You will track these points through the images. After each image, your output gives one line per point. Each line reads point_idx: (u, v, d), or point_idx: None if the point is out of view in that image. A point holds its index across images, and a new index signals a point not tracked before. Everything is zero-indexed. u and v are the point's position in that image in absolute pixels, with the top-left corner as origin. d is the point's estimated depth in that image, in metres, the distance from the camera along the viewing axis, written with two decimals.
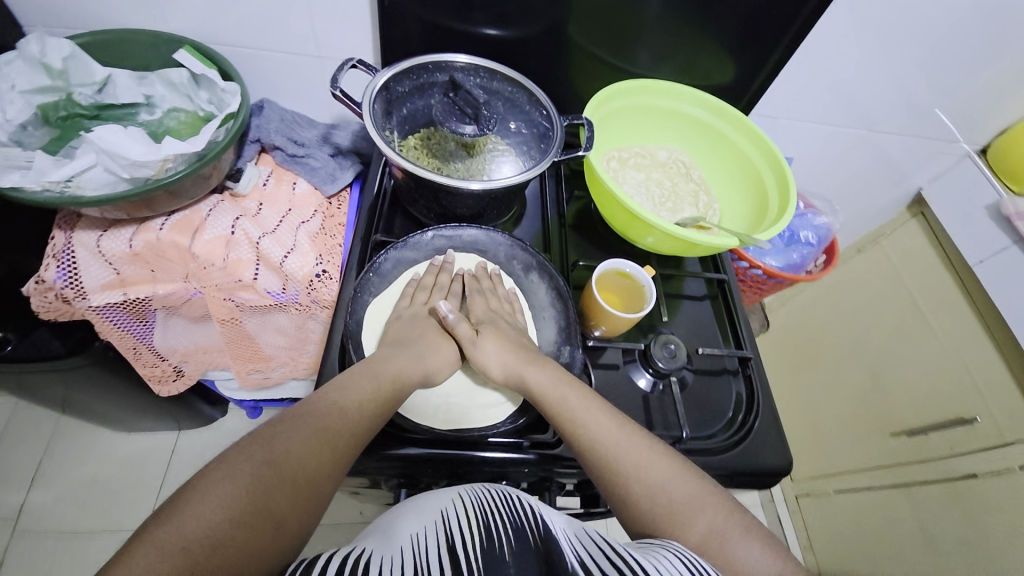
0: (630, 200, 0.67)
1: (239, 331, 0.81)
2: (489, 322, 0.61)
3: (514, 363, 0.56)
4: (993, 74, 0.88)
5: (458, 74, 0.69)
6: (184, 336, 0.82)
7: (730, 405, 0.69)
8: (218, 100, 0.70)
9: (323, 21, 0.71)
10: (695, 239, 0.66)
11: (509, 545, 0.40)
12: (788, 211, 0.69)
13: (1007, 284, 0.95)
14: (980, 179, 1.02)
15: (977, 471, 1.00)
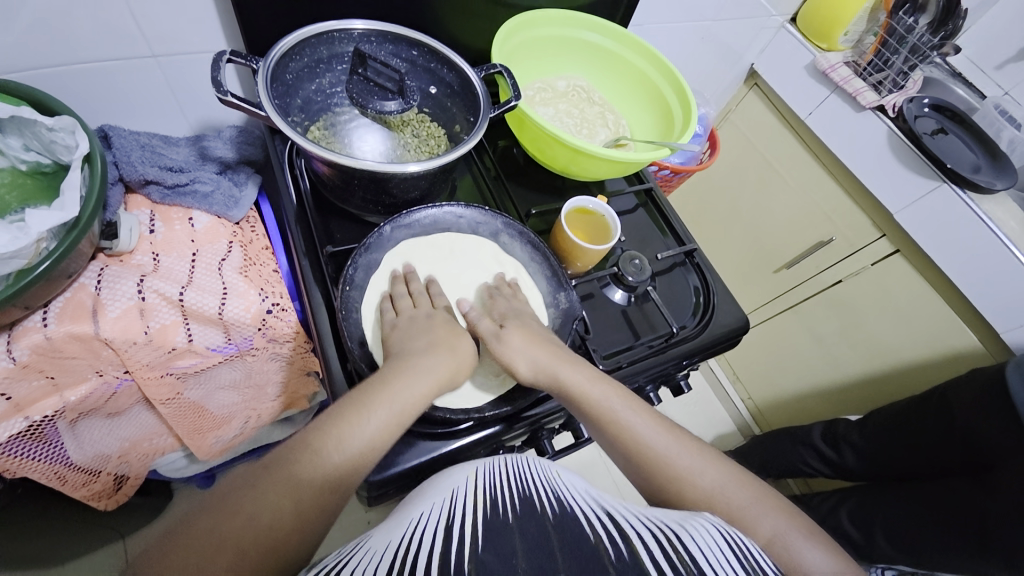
0: (571, 136, 0.69)
1: (184, 406, 0.65)
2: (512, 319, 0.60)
3: (547, 362, 0.56)
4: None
5: (352, 44, 0.62)
6: (111, 438, 0.64)
7: (691, 293, 0.78)
8: (44, 144, 0.54)
9: (143, 10, 0.56)
10: (634, 159, 0.70)
11: (514, 511, 0.36)
12: (693, 111, 0.77)
13: (834, 127, 1.19)
14: (796, 44, 1.21)
15: (842, 276, 1.27)
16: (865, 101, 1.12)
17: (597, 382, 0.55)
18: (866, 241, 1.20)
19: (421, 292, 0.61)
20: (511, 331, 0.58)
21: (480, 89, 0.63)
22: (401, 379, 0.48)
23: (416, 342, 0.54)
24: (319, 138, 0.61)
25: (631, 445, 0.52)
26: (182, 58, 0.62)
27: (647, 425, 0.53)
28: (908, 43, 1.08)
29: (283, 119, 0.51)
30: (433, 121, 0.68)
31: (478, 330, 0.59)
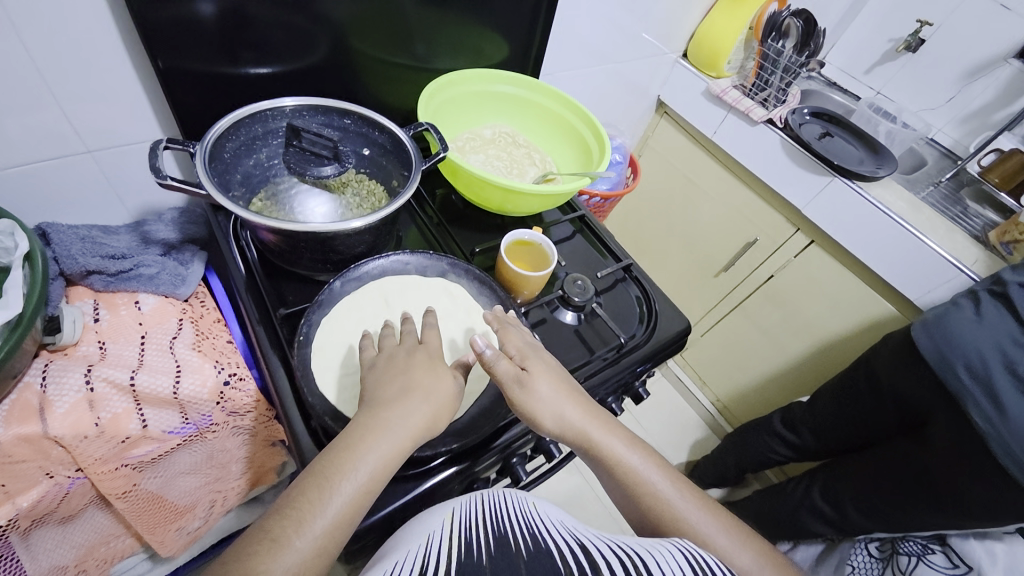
0: (499, 178, 0.75)
1: (146, 497, 0.64)
2: (533, 359, 0.59)
3: (576, 420, 0.56)
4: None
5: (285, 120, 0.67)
6: (68, 542, 0.61)
7: (635, 304, 0.84)
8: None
9: (76, 111, 0.59)
10: (559, 191, 0.77)
11: (487, 553, 0.38)
12: (606, 143, 0.86)
13: (735, 141, 1.33)
14: (690, 75, 1.36)
15: (773, 272, 1.38)
16: (757, 116, 1.26)
17: (576, 406, 0.58)
18: (785, 237, 1.33)
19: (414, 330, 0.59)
20: (533, 371, 0.57)
21: (413, 146, 0.68)
22: (372, 457, 0.46)
23: (403, 383, 0.52)
24: (259, 206, 0.65)
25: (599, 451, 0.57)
26: (115, 150, 0.65)
27: (624, 448, 0.57)
28: (781, 65, 1.24)
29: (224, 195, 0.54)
30: (369, 179, 0.73)
31: (497, 372, 0.56)
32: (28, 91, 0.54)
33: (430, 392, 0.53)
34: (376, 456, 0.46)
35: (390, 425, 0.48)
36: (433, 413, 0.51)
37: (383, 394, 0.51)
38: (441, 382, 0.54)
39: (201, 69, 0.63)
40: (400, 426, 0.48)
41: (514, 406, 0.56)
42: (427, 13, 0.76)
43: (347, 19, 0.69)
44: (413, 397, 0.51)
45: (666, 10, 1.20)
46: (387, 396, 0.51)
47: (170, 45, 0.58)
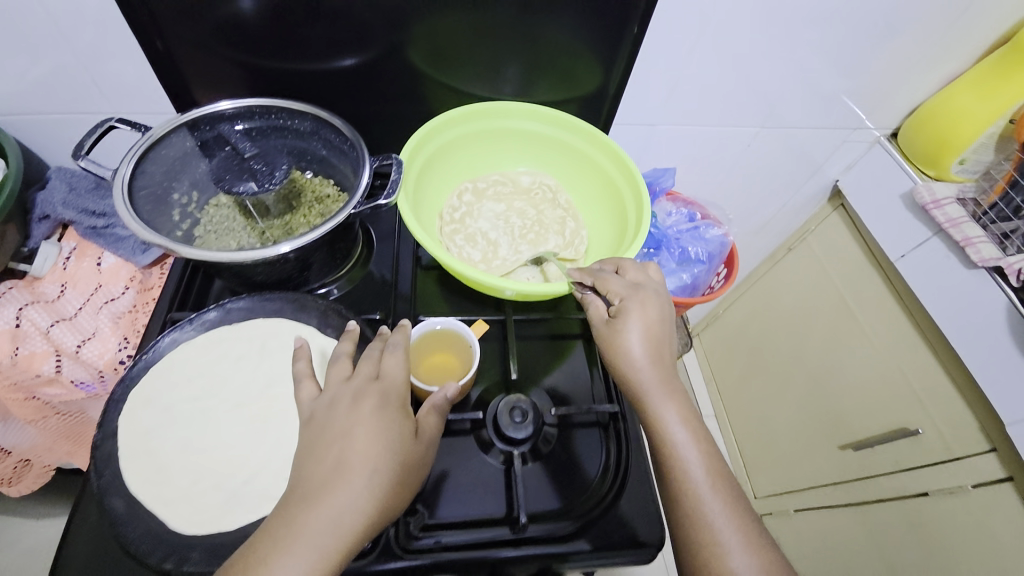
0: (454, 260, 0.60)
1: (75, 425, 0.72)
2: (624, 302, 0.57)
3: (646, 374, 0.53)
4: (900, 47, 0.78)
5: (216, 127, 0.61)
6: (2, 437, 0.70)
7: (595, 470, 0.60)
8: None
9: (116, 76, 0.66)
10: (540, 291, 0.60)
11: None
12: (641, 232, 0.65)
13: (930, 278, 0.88)
14: (891, 165, 0.94)
15: (929, 488, 0.91)
16: (978, 256, 0.80)
17: (652, 368, 0.54)
18: (968, 451, 0.85)
19: (378, 347, 0.53)
20: (625, 317, 0.56)
21: (370, 172, 0.60)
22: (350, 506, 0.42)
23: (368, 428, 0.46)
24: (220, 202, 0.64)
25: (648, 423, 0.52)
26: (155, 114, 0.71)
27: (678, 428, 0.51)
28: None
29: (155, 233, 0.49)
30: (336, 197, 0.66)
31: (590, 311, 0.59)
32: (80, 51, 0.62)
33: (390, 438, 0.46)
34: (353, 502, 0.42)
35: (363, 464, 0.44)
36: (403, 463, 0.45)
37: (366, 404, 0.47)
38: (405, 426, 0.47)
39: (243, 58, 0.66)
40: (377, 458, 0.44)
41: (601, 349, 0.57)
42: (472, 35, 0.68)
43: (393, 31, 0.66)
44: (389, 426, 0.46)
45: (880, 69, 0.82)
46: (342, 446, 0.45)
47: (212, 31, 0.62)
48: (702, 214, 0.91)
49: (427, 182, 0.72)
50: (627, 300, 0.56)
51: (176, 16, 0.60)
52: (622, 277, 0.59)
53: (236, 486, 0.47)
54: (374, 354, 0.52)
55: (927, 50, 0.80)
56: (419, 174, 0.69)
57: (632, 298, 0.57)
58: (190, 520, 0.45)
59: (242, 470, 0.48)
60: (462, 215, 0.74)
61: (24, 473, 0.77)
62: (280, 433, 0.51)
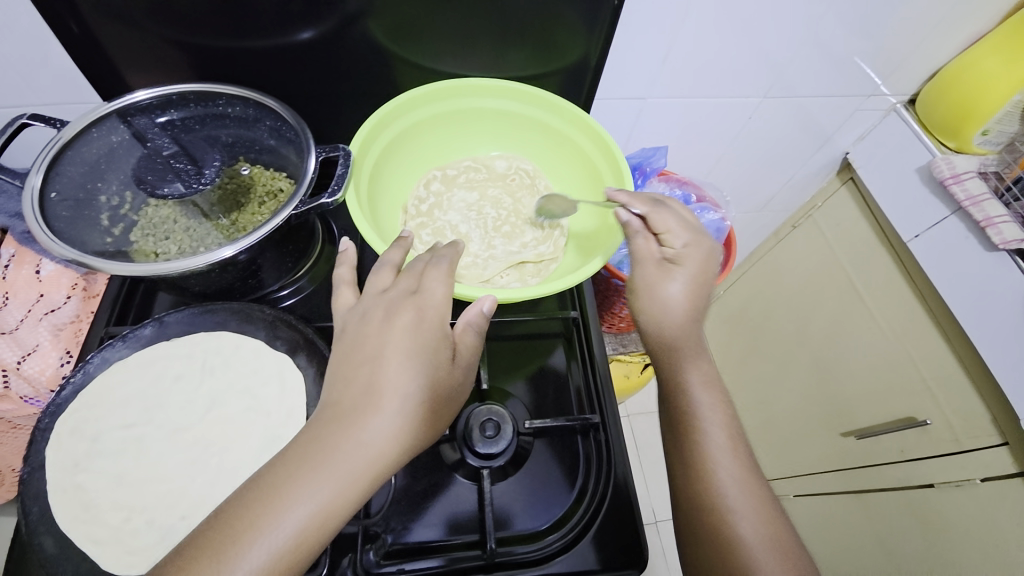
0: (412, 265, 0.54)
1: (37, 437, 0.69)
2: (681, 250, 0.51)
3: (687, 327, 0.50)
4: (925, 1, 0.69)
5: (135, 121, 0.56)
6: None
7: (572, 487, 0.55)
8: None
9: (38, 61, 0.59)
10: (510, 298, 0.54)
11: None
12: None
13: (947, 260, 0.81)
14: (908, 136, 0.85)
15: (934, 479, 0.86)
16: (999, 238, 0.73)
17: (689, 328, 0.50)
18: (978, 443, 0.80)
19: (420, 265, 0.48)
20: (680, 267, 0.51)
21: (315, 164, 0.54)
22: (378, 432, 0.38)
23: (406, 347, 0.42)
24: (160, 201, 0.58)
25: (680, 405, 0.48)
26: (89, 103, 0.64)
27: (711, 417, 0.47)
28: None
29: (61, 244, 0.45)
30: (285, 190, 0.59)
31: (635, 248, 0.52)
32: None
33: (423, 360, 0.42)
34: (381, 430, 0.38)
35: (391, 390, 0.40)
36: (435, 390, 0.42)
37: (398, 321, 0.43)
38: (438, 354, 0.43)
39: (179, 37, 0.58)
40: (407, 383, 0.40)
41: (638, 289, 0.51)
42: (435, 2, 0.59)
43: (345, 2, 0.58)
44: (422, 349, 0.42)
45: (901, 27, 0.72)
46: (360, 368, 0.41)
47: (138, 8, 0.55)
48: (697, 196, 0.84)
49: (387, 172, 0.66)
50: (688, 246, 0.51)
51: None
52: (685, 223, 0.52)
53: (173, 521, 0.45)
54: (415, 271, 0.47)
55: (957, 4, 0.70)
56: (376, 163, 0.63)
57: (693, 247, 0.51)
58: (122, 561, 0.42)
59: (180, 506, 0.45)
60: (429, 207, 0.67)
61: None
62: (221, 462, 0.48)
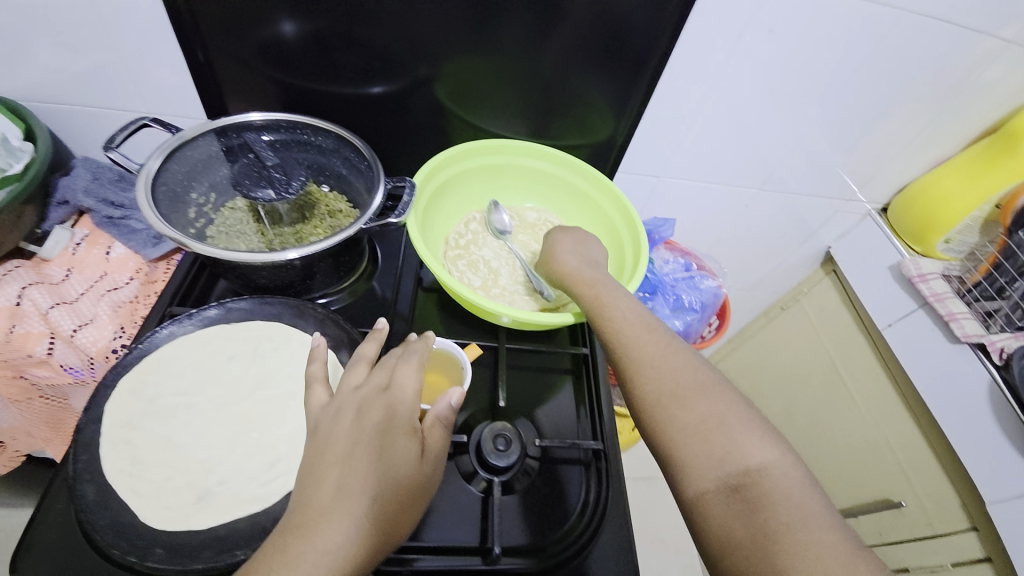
0: (465, 290, 0.63)
1: (58, 412, 0.71)
2: (563, 237, 0.69)
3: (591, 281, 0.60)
4: (891, 127, 0.84)
5: (246, 135, 0.64)
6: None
7: (571, 511, 0.59)
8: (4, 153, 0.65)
9: (154, 81, 0.69)
10: (539, 321, 0.62)
11: None
12: (639, 268, 0.66)
13: (916, 349, 0.91)
14: (881, 238, 0.98)
15: (910, 563, 0.92)
16: (961, 331, 0.82)
17: (597, 279, 0.61)
18: (949, 527, 0.85)
19: (394, 362, 0.50)
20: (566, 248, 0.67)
21: (384, 190, 0.62)
22: (351, 533, 0.38)
23: (374, 446, 0.43)
24: (238, 206, 0.67)
25: (613, 340, 0.54)
26: (184, 118, 0.74)
27: (633, 328, 0.54)
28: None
29: (170, 226, 0.51)
30: (348, 211, 0.69)
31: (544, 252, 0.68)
32: (123, 55, 0.66)
33: (392, 458, 0.43)
34: (353, 533, 0.38)
35: (364, 488, 0.40)
36: (406, 488, 0.42)
37: (369, 419, 0.44)
38: (403, 449, 0.44)
39: (278, 77, 0.70)
40: (378, 480, 0.41)
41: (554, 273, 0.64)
42: (495, 79, 0.72)
43: (423, 68, 0.70)
44: (393, 445, 0.43)
45: (872, 145, 0.87)
46: (334, 469, 0.41)
47: (253, 50, 0.66)
48: (697, 264, 0.93)
49: (437, 205, 0.75)
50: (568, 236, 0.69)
51: (223, 34, 0.64)
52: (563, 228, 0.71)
53: (210, 486, 0.48)
54: (387, 369, 0.49)
55: (914, 133, 0.85)
56: (430, 197, 0.73)
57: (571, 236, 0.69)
58: (159, 515, 0.44)
59: (217, 473, 0.49)
60: (467, 242, 0.76)
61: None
62: (259, 439, 0.52)
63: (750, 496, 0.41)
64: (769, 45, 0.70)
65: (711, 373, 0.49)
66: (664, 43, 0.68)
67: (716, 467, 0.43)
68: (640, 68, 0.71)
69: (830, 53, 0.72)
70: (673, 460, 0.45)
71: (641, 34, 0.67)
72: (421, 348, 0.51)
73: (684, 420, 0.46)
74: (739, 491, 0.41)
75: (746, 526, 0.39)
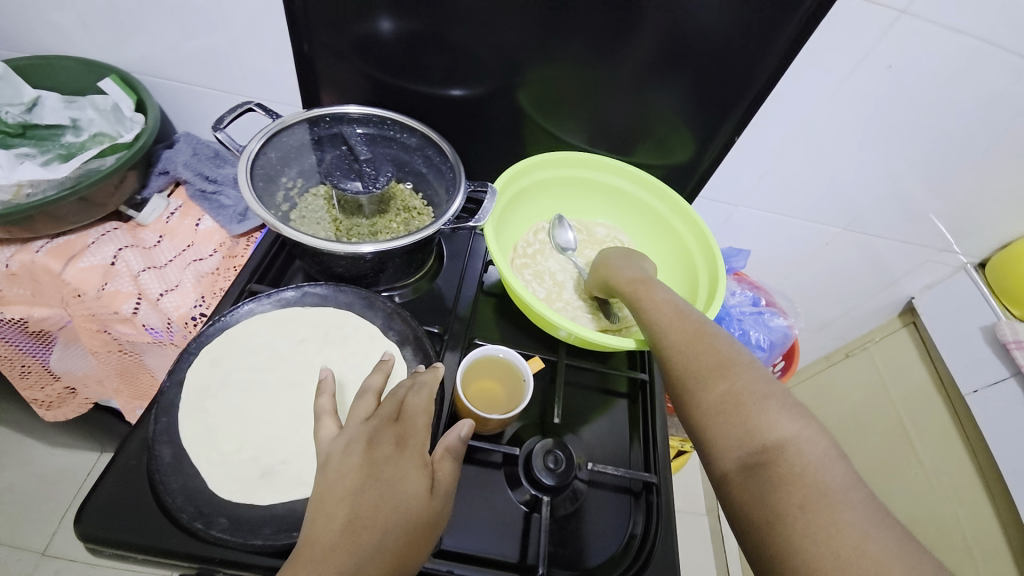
0: (533, 299, 0.62)
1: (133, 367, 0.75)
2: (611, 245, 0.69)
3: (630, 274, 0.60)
4: (1003, 177, 0.77)
5: (340, 128, 0.67)
6: (81, 362, 0.76)
7: (616, 543, 0.57)
8: (116, 120, 0.73)
9: (256, 66, 0.72)
10: (606, 343, 0.61)
11: None
12: (716, 297, 0.64)
13: (1003, 421, 0.83)
14: (975, 296, 0.90)
15: None
16: None
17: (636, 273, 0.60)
18: None
19: (406, 390, 0.49)
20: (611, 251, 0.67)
21: (464, 194, 0.62)
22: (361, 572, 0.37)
23: (383, 481, 0.42)
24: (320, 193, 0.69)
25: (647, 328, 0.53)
26: (278, 103, 0.77)
27: (668, 313, 0.53)
28: None
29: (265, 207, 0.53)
30: (423, 210, 0.69)
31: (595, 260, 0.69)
32: (232, 40, 0.69)
33: (401, 493, 0.42)
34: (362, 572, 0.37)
35: (374, 524, 0.39)
36: (416, 522, 0.41)
37: (379, 453, 0.43)
38: (412, 485, 0.42)
39: (371, 72, 0.71)
40: (387, 517, 0.40)
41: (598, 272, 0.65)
42: (582, 92, 0.71)
43: (512, 75, 0.70)
44: (403, 480, 0.42)
45: (978, 195, 0.80)
46: (343, 506, 0.40)
47: (352, 44, 0.68)
48: (766, 300, 0.89)
49: (510, 211, 0.75)
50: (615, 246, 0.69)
51: (326, 27, 0.66)
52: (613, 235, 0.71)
53: (273, 464, 0.49)
54: (397, 398, 0.48)
55: None
56: (506, 203, 0.72)
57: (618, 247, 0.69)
58: (226, 486, 0.46)
59: (281, 452, 0.50)
60: (534, 251, 0.76)
61: (65, 401, 0.80)
62: None
63: (772, 472, 0.38)
64: (878, 81, 0.66)
65: (739, 352, 0.47)
66: (769, 70, 0.64)
67: (738, 444, 0.40)
68: (737, 94, 0.68)
69: (947, 93, 0.67)
70: (702, 442, 0.43)
71: (743, 63, 0.64)
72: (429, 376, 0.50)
73: (707, 398, 0.44)
74: (764, 467, 0.38)
75: (770, 500, 0.36)
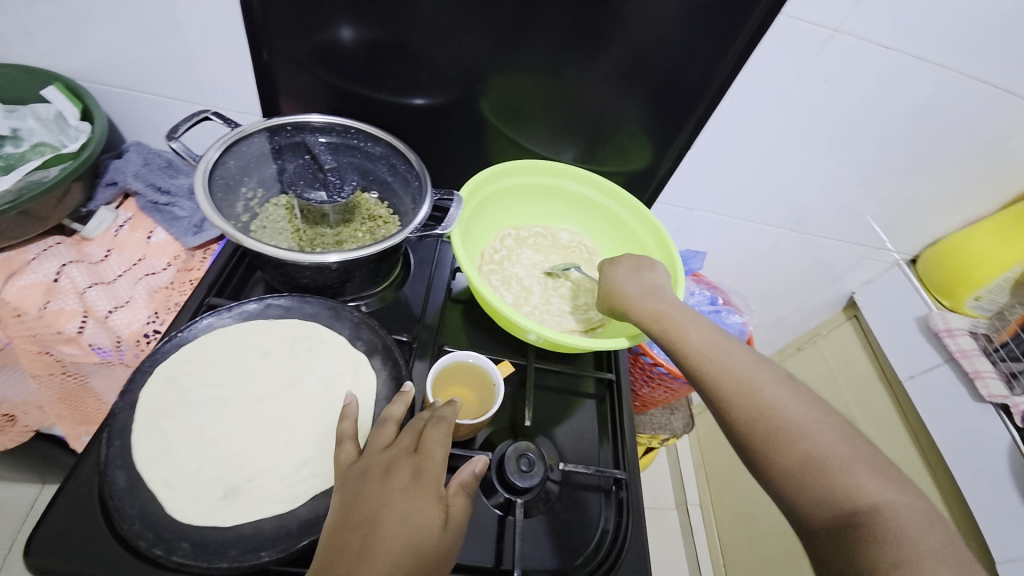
0: (502, 304, 0.62)
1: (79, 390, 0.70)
2: (629, 258, 0.66)
3: (664, 303, 0.57)
4: (926, 179, 0.84)
5: (302, 136, 0.66)
6: (17, 385, 0.69)
7: (588, 542, 0.58)
8: (59, 130, 0.70)
9: (210, 73, 0.70)
10: (574, 344, 0.62)
11: None
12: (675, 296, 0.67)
13: (937, 403, 0.90)
14: (908, 289, 0.98)
15: None
16: (986, 390, 0.82)
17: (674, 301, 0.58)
18: None
19: (424, 422, 0.49)
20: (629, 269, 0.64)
21: (429, 202, 0.62)
22: None
23: (397, 511, 0.41)
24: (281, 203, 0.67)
25: (698, 366, 0.50)
26: (233, 111, 0.75)
27: (720, 350, 0.51)
28: None
29: (223, 218, 0.52)
30: (389, 218, 0.69)
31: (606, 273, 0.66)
32: (183, 46, 0.67)
33: (413, 523, 0.41)
34: None
35: (385, 552, 0.39)
36: (424, 555, 0.40)
37: (396, 482, 0.43)
38: (426, 513, 0.42)
39: (331, 80, 0.71)
40: (397, 545, 0.39)
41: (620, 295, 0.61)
42: (544, 101, 0.73)
43: (474, 84, 0.71)
44: (417, 510, 0.42)
45: (906, 196, 0.87)
46: (357, 532, 0.40)
47: (310, 52, 0.67)
48: (723, 299, 0.94)
49: (476, 219, 0.76)
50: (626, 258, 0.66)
51: (283, 35, 0.65)
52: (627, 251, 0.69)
53: (238, 483, 0.47)
54: (415, 429, 0.48)
55: (949, 187, 0.86)
56: (472, 210, 0.73)
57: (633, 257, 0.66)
58: (187, 508, 0.44)
59: (245, 469, 0.49)
60: (501, 258, 0.77)
61: (4, 430, 0.73)
62: (289, 438, 0.51)
63: (867, 536, 0.37)
64: (816, 93, 0.71)
65: (803, 396, 0.45)
66: (720, 79, 0.68)
67: (825, 508, 0.39)
68: (691, 104, 0.71)
69: (874, 104, 0.73)
70: (787, 503, 0.42)
71: (694, 74, 0.68)
72: (450, 410, 0.50)
73: (783, 457, 0.42)
74: (855, 532, 0.37)
75: (867, 571, 0.35)
